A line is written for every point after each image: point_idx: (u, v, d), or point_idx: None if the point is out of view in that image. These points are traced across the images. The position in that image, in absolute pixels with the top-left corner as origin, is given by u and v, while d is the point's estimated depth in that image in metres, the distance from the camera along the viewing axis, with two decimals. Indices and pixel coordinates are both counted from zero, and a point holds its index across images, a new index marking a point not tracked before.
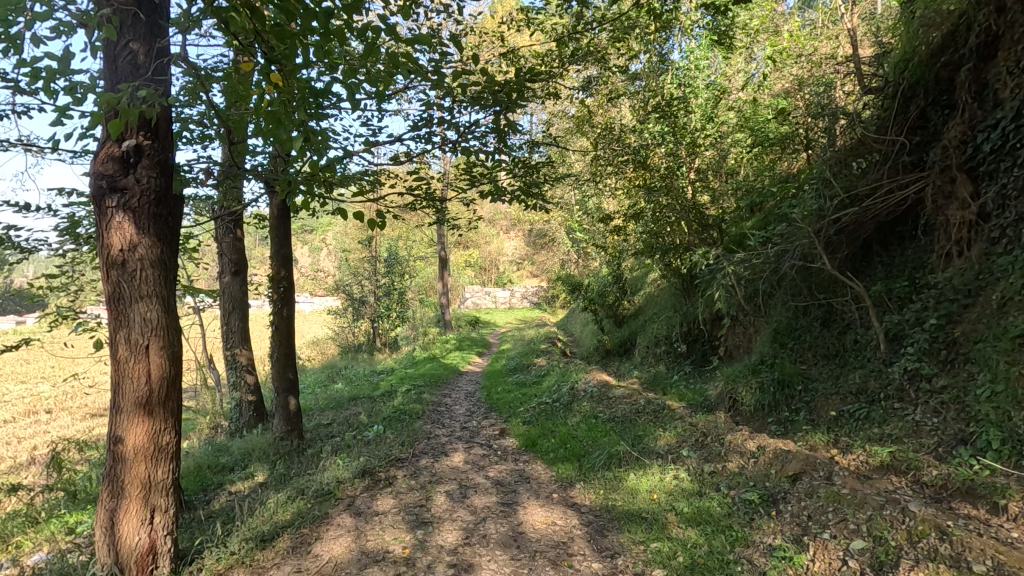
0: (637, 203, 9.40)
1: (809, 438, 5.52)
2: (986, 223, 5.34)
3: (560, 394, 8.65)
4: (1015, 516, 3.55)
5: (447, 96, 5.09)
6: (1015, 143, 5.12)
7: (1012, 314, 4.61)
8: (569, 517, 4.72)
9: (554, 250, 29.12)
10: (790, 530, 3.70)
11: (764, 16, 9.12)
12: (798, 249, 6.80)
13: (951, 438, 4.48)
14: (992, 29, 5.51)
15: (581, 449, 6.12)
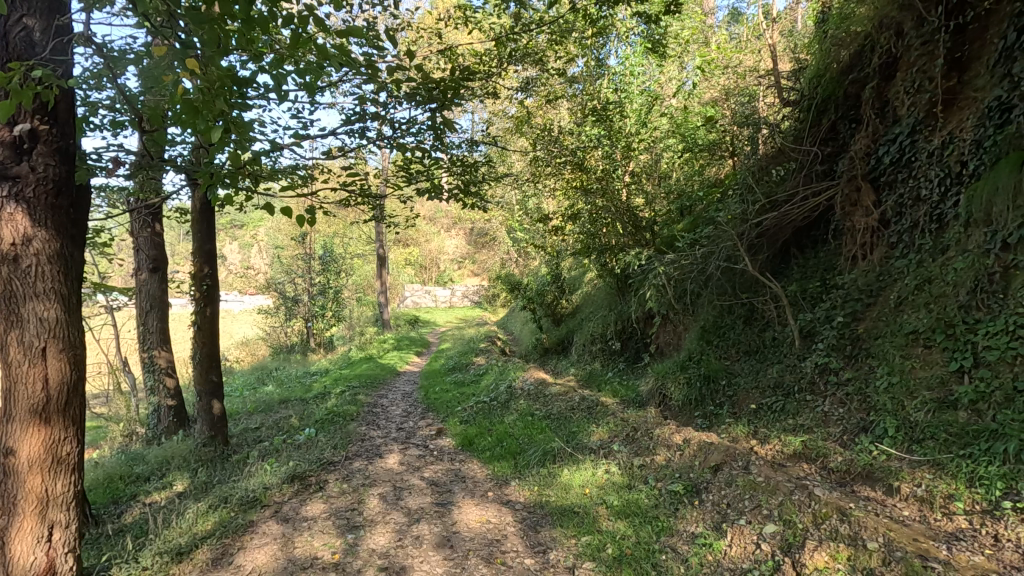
0: (574, 204, 9.57)
1: (731, 430, 5.82)
2: (886, 228, 5.84)
3: (498, 393, 8.69)
4: (906, 497, 3.90)
5: (382, 91, 4.97)
6: (911, 156, 5.66)
7: (906, 312, 5.06)
8: (503, 514, 4.76)
9: (495, 249, 29.26)
10: (711, 518, 3.90)
11: (693, 27, 9.53)
12: (724, 251, 7.18)
13: (854, 426, 4.86)
14: (892, 51, 6.01)
15: (517, 447, 6.17)
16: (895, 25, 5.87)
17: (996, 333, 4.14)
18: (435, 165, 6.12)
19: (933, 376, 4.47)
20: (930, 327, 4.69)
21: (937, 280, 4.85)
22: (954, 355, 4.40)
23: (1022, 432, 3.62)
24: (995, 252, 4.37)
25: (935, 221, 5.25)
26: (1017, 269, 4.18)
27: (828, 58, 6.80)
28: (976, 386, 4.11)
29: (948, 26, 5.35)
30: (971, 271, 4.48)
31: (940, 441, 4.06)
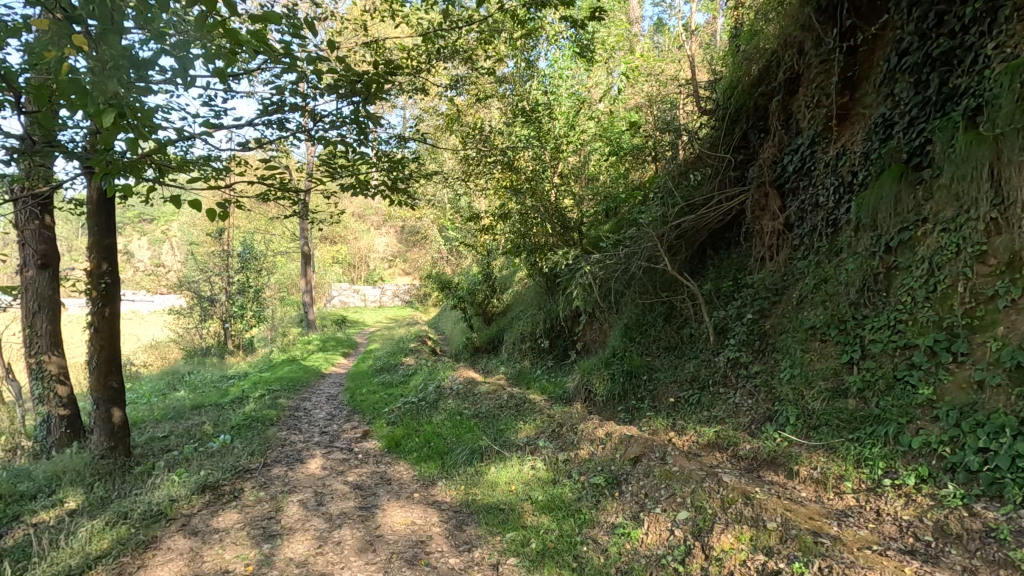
0: (505, 204, 9.73)
1: (652, 423, 6.06)
2: (790, 232, 6.30)
3: (426, 393, 8.58)
4: (804, 479, 4.22)
5: (303, 81, 4.73)
6: (810, 165, 6.15)
7: (806, 309, 5.48)
8: (429, 515, 4.70)
9: (426, 248, 28.94)
10: (630, 508, 4.04)
11: (619, 34, 9.82)
12: (645, 252, 7.50)
13: (760, 416, 5.20)
14: (795, 67, 6.50)
15: (445, 447, 6.13)
16: (797, 44, 6.37)
17: (880, 327, 4.57)
18: (360, 160, 5.92)
19: (828, 367, 4.88)
20: (826, 323, 5.12)
21: (831, 280, 5.30)
22: (845, 348, 4.83)
23: (900, 416, 4.03)
24: (880, 254, 4.82)
25: (830, 226, 5.72)
26: (897, 270, 4.64)
27: (740, 71, 7.26)
28: (864, 376, 4.52)
29: (842, 47, 5.85)
30: (860, 271, 4.94)
31: (834, 426, 4.43)
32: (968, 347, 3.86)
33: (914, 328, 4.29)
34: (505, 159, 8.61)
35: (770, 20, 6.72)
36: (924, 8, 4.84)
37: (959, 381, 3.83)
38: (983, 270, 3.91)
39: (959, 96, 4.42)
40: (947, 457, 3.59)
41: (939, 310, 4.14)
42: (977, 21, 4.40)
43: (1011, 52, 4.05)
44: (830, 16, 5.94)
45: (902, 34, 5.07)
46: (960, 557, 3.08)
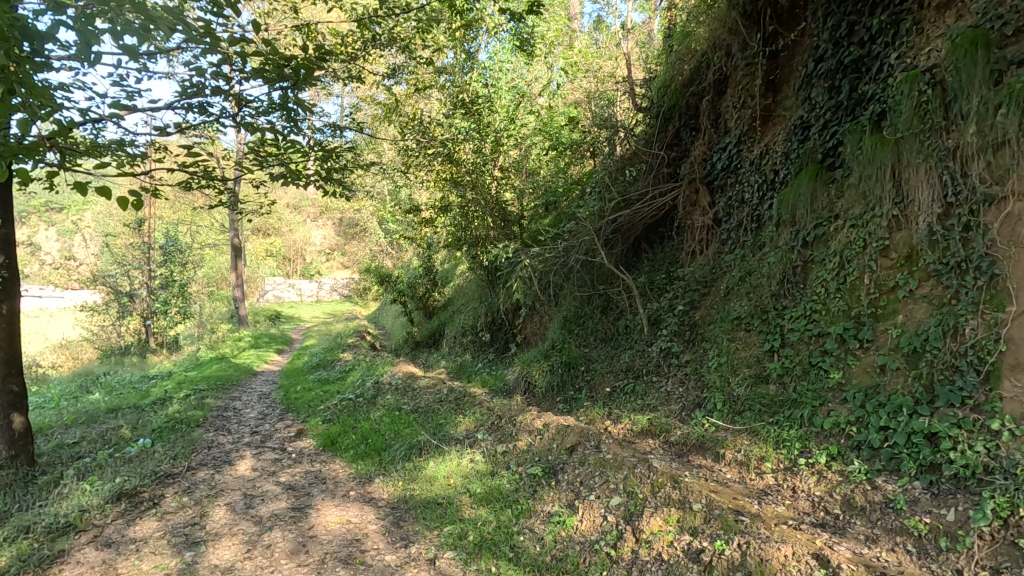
0: (445, 196, 9.63)
1: (589, 413, 6.19)
2: (718, 227, 6.62)
3: (363, 389, 8.38)
4: (729, 462, 4.44)
5: (226, 64, 4.44)
6: (737, 163, 6.47)
7: (732, 300, 5.76)
8: (365, 513, 4.62)
9: (365, 241, 28.31)
10: (566, 497, 4.12)
11: (557, 30, 9.90)
12: (583, 245, 7.66)
13: (690, 403, 5.42)
14: (723, 69, 6.80)
15: (382, 443, 6.02)
16: (725, 46, 6.67)
17: (798, 317, 4.88)
18: (291, 148, 5.66)
19: (751, 355, 5.16)
20: (750, 313, 5.41)
21: (754, 273, 5.60)
22: (767, 337, 5.11)
23: (814, 399, 4.31)
24: (798, 249, 5.13)
25: (754, 221, 6.03)
26: (813, 263, 4.95)
27: (673, 71, 7.51)
28: (783, 362, 4.81)
29: (765, 51, 6.17)
30: (780, 264, 5.24)
31: (756, 411, 4.69)
32: (873, 334, 4.17)
33: (827, 318, 4.60)
34: (445, 151, 8.51)
35: (700, 23, 6.98)
36: (837, 18, 5.17)
37: (865, 365, 4.14)
38: (886, 263, 4.24)
39: (866, 101, 4.76)
40: (854, 436, 3.88)
41: (848, 300, 4.46)
42: (882, 31, 4.75)
43: (911, 62, 4.40)
44: (755, 22, 6.24)
45: (818, 42, 5.39)
46: (864, 527, 3.35)
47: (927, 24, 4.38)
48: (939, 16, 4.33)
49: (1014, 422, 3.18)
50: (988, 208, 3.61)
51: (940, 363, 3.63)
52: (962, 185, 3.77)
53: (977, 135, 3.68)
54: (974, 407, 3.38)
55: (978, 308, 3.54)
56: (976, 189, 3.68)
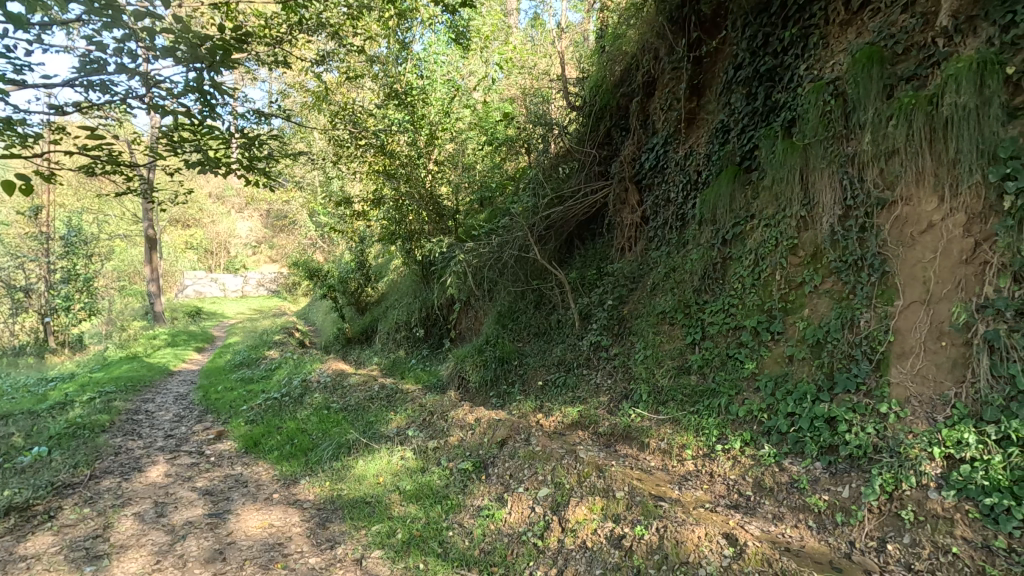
0: (378, 189, 9.41)
1: (521, 406, 6.27)
2: (646, 224, 6.88)
3: (290, 387, 8.06)
4: (653, 450, 4.62)
5: (133, 39, 4.06)
6: (663, 163, 6.76)
7: (658, 295, 6.01)
8: (289, 516, 4.46)
9: (295, 234, 27.20)
10: (495, 490, 4.15)
11: (493, 25, 9.85)
12: (516, 241, 7.73)
13: (618, 394, 5.60)
14: (651, 72, 7.05)
15: (309, 443, 5.83)
16: (654, 50, 6.93)
17: (717, 311, 5.14)
18: (209, 133, 5.28)
19: (674, 348, 5.39)
20: (674, 308, 5.65)
21: (679, 269, 5.86)
22: (689, 330, 5.36)
23: (730, 389, 4.57)
24: (718, 246, 5.40)
25: (678, 219, 6.31)
26: (731, 260, 5.23)
27: (605, 71, 7.71)
28: (703, 354, 5.05)
29: (689, 56, 6.45)
30: (702, 260, 5.52)
31: (678, 401, 4.91)
32: (782, 326, 4.47)
33: (742, 311, 4.88)
34: (377, 142, 8.30)
35: (630, 26, 7.19)
36: (754, 28, 5.48)
37: (775, 356, 4.43)
38: (794, 261, 4.54)
39: (779, 109, 5.08)
40: (765, 422, 4.14)
41: (761, 295, 4.75)
42: (793, 44, 5.09)
43: (817, 73, 4.73)
44: (681, 28, 6.50)
45: (737, 50, 5.70)
46: (772, 506, 3.60)
47: (831, 39, 4.72)
48: (842, 33, 4.68)
49: (899, 405, 3.49)
50: (881, 211, 3.95)
51: (839, 352, 3.95)
52: (859, 190, 4.10)
53: (872, 143, 4.01)
54: (867, 392, 3.69)
55: (872, 303, 3.88)
56: (871, 194, 4.02)
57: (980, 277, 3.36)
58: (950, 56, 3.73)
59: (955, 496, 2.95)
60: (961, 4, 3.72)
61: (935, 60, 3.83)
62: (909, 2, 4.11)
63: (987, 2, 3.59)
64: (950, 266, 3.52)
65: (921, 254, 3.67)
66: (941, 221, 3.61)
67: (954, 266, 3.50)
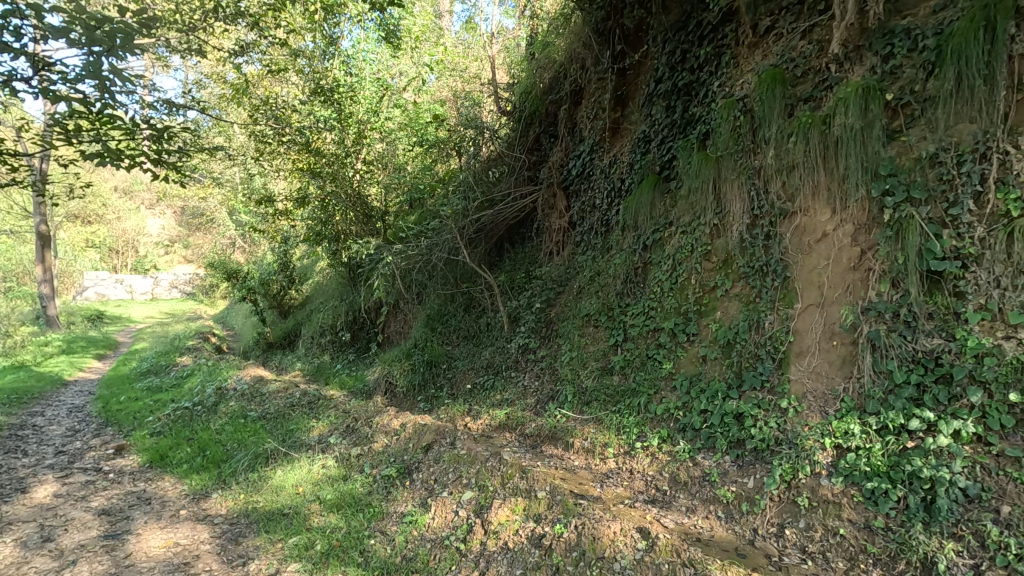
0: (303, 187, 9.06)
1: (449, 410, 6.24)
2: (573, 229, 7.07)
3: (202, 396, 7.57)
4: (577, 450, 4.74)
5: (18, 16, 3.67)
6: (589, 171, 6.99)
7: (583, 298, 6.19)
8: (197, 532, 4.20)
9: (212, 233, 25.74)
10: (420, 495, 4.10)
11: (423, 26, 9.76)
12: (445, 243, 7.67)
13: (544, 395, 5.69)
14: (578, 81, 7.28)
15: (222, 455, 5.50)
16: (581, 60, 7.15)
17: (638, 313, 5.35)
18: (111, 123, 4.84)
19: (598, 349, 5.56)
20: (598, 310, 5.84)
21: (603, 273, 6.06)
22: (612, 332, 5.54)
23: (649, 388, 4.77)
24: (639, 251, 5.63)
25: (603, 225, 6.52)
26: (651, 264, 5.47)
27: (535, 78, 7.85)
28: (625, 355, 5.23)
29: (614, 67, 6.71)
30: (625, 264, 5.73)
31: (601, 401, 5.07)
32: (697, 328, 4.72)
33: (661, 314, 5.11)
34: (301, 139, 8.00)
35: (560, 35, 7.38)
36: (673, 44, 5.79)
37: (690, 356, 4.67)
38: (708, 266, 4.82)
39: (695, 122, 5.38)
40: (681, 419, 4.34)
41: (679, 298, 4.99)
42: (708, 61, 5.41)
43: (729, 90, 5.05)
44: (607, 39, 6.75)
45: (658, 64, 5.98)
46: (685, 499, 3.79)
47: (741, 59, 5.06)
48: (750, 53, 5.02)
49: (797, 400, 3.76)
50: (783, 221, 4.26)
51: (746, 352, 4.22)
52: (765, 201, 4.40)
53: (775, 158, 4.32)
54: (770, 389, 3.97)
55: (775, 306, 4.18)
56: (774, 205, 4.33)
57: (865, 283, 3.68)
58: (840, 81, 4.09)
59: (843, 482, 3.22)
60: (850, 33, 4.10)
61: (828, 84, 4.19)
62: (807, 29, 4.50)
63: (871, 34, 3.98)
64: (840, 272, 3.84)
65: (816, 261, 3.99)
66: (834, 231, 3.93)
67: (844, 273, 3.81)
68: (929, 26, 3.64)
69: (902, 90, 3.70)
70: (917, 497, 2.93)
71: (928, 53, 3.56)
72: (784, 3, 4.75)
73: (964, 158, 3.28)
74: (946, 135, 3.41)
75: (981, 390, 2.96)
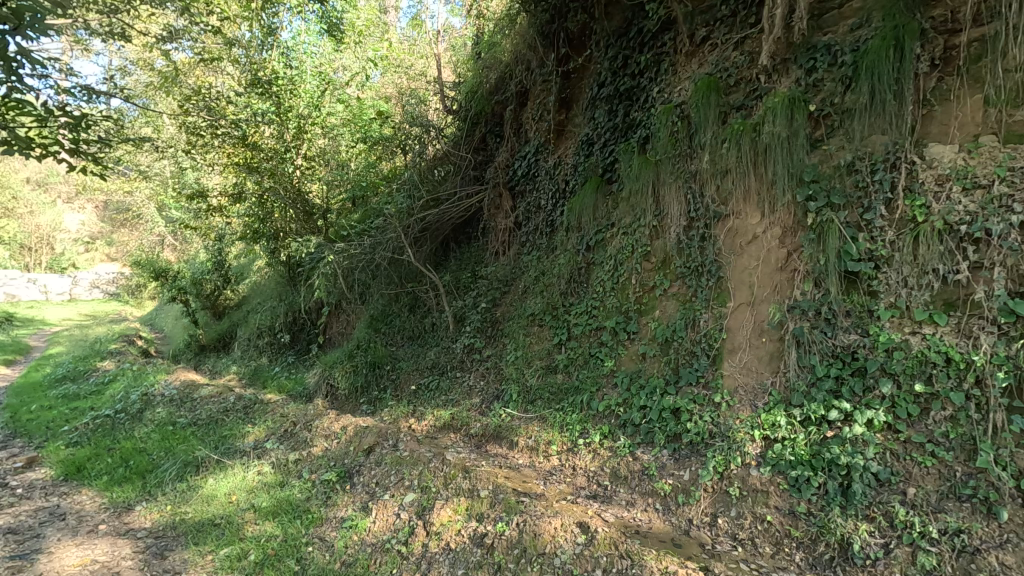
0: (239, 183, 8.66)
1: (393, 413, 6.13)
2: (519, 229, 7.12)
3: (125, 403, 7.10)
4: (522, 448, 4.77)
5: None
6: (534, 171, 7.06)
7: (529, 298, 6.24)
8: (118, 548, 3.94)
9: (139, 229, 24.21)
10: (360, 499, 4.01)
11: (367, 20, 9.57)
12: (389, 242, 7.52)
13: (490, 395, 5.70)
14: (524, 83, 7.34)
15: (148, 464, 5.18)
16: (527, 62, 7.22)
17: (581, 312, 5.45)
18: (20, 108, 4.45)
19: (543, 348, 5.62)
20: (543, 310, 5.90)
21: (547, 273, 6.13)
22: (556, 331, 5.61)
23: (592, 386, 4.86)
24: (582, 251, 5.74)
25: (548, 225, 6.60)
26: (594, 265, 5.59)
27: (480, 77, 7.85)
28: (568, 354, 5.31)
29: (558, 70, 6.81)
30: (569, 264, 5.82)
31: (545, 399, 5.13)
32: (637, 326, 4.85)
33: (603, 313, 5.22)
34: (237, 133, 7.65)
35: (505, 36, 7.42)
36: (615, 50, 5.94)
37: (630, 354, 4.80)
38: (647, 266, 4.96)
39: (636, 126, 5.54)
40: (621, 415, 4.45)
41: (620, 297, 5.12)
42: (647, 68, 5.58)
43: (668, 96, 5.23)
44: (551, 43, 6.85)
45: (601, 69, 6.12)
46: (626, 493, 3.89)
47: (679, 67, 5.25)
48: (687, 62, 5.22)
49: (729, 395, 3.94)
50: (717, 223, 4.45)
51: (683, 349, 4.38)
52: (700, 204, 4.58)
53: (710, 163, 4.51)
54: (705, 384, 4.13)
55: (710, 304, 4.36)
56: (709, 208, 4.51)
57: (791, 282, 3.90)
58: (769, 91, 4.32)
59: (771, 470, 3.40)
60: (777, 47, 4.29)
61: (758, 94, 4.41)
62: (739, 41, 4.72)
63: (796, 48, 4.22)
64: (769, 273, 4.05)
65: (747, 262, 4.19)
66: (763, 234, 4.14)
67: (772, 273, 4.02)
68: (846, 43, 3.91)
69: (823, 102, 3.95)
70: (835, 482, 3.13)
71: (845, 69, 3.82)
72: (718, 15, 4.95)
73: (877, 167, 3.54)
74: (862, 144, 3.66)
75: (891, 381, 3.20)
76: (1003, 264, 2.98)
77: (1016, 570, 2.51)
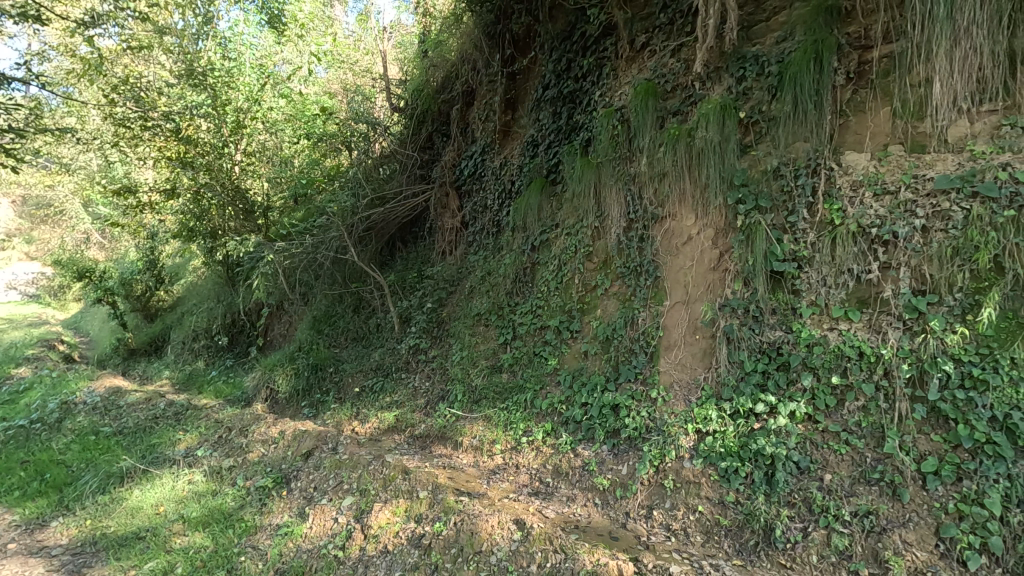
0: (171, 178, 8.13)
1: (335, 416, 6.01)
2: (465, 229, 7.12)
3: (42, 412, 6.61)
4: (466, 448, 4.77)
5: None
6: (481, 171, 7.06)
7: (474, 298, 6.24)
8: (28, 569, 3.67)
9: (62, 226, 22.71)
10: (297, 505, 3.91)
11: (310, 14, 9.29)
12: (332, 241, 7.32)
13: (435, 396, 5.66)
14: (470, 82, 7.34)
15: (66, 477, 4.86)
16: (473, 62, 7.21)
17: (526, 312, 5.50)
18: None
19: (488, 348, 5.63)
20: (488, 309, 5.92)
21: (493, 273, 6.15)
22: (501, 331, 5.64)
23: (535, 384, 4.91)
24: (527, 251, 5.80)
25: (495, 225, 6.63)
26: (539, 264, 5.66)
27: (427, 76, 7.79)
28: (513, 353, 5.35)
29: (504, 71, 6.85)
30: (514, 264, 5.87)
31: (490, 398, 5.14)
32: (580, 325, 4.93)
33: (547, 312, 5.29)
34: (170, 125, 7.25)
35: (451, 35, 7.38)
36: (559, 53, 6.03)
37: (573, 352, 4.88)
38: (590, 266, 5.07)
39: (579, 129, 5.64)
40: (563, 412, 4.51)
41: (564, 296, 5.20)
42: (590, 71, 5.69)
43: (609, 100, 5.34)
44: (496, 43, 6.86)
45: (545, 71, 6.19)
46: (566, 489, 3.97)
47: (620, 71, 5.38)
48: (628, 67, 5.35)
49: (665, 390, 4.07)
50: (655, 224, 4.59)
51: (622, 347, 4.49)
52: (639, 205, 4.71)
53: (648, 165, 4.64)
54: (643, 381, 4.25)
55: (648, 303, 4.49)
56: (647, 209, 4.64)
57: (722, 281, 4.07)
58: (703, 97, 4.49)
59: (703, 463, 3.53)
60: (711, 55, 4.46)
61: (693, 100, 4.58)
62: (675, 48, 4.89)
63: (728, 57, 4.41)
64: (703, 272, 4.21)
65: (683, 262, 4.35)
66: (697, 234, 4.30)
67: (706, 272, 4.19)
68: (773, 54, 4.11)
69: (752, 109, 4.13)
70: (761, 472, 3.27)
71: (771, 79, 4.03)
72: (656, 23, 5.10)
73: (799, 172, 3.75)
74: (786, 151, 3.87)
75: (811, 374, 3.39)
76: (908, 264, 3.21)
77: (917, 547, 2.71)
